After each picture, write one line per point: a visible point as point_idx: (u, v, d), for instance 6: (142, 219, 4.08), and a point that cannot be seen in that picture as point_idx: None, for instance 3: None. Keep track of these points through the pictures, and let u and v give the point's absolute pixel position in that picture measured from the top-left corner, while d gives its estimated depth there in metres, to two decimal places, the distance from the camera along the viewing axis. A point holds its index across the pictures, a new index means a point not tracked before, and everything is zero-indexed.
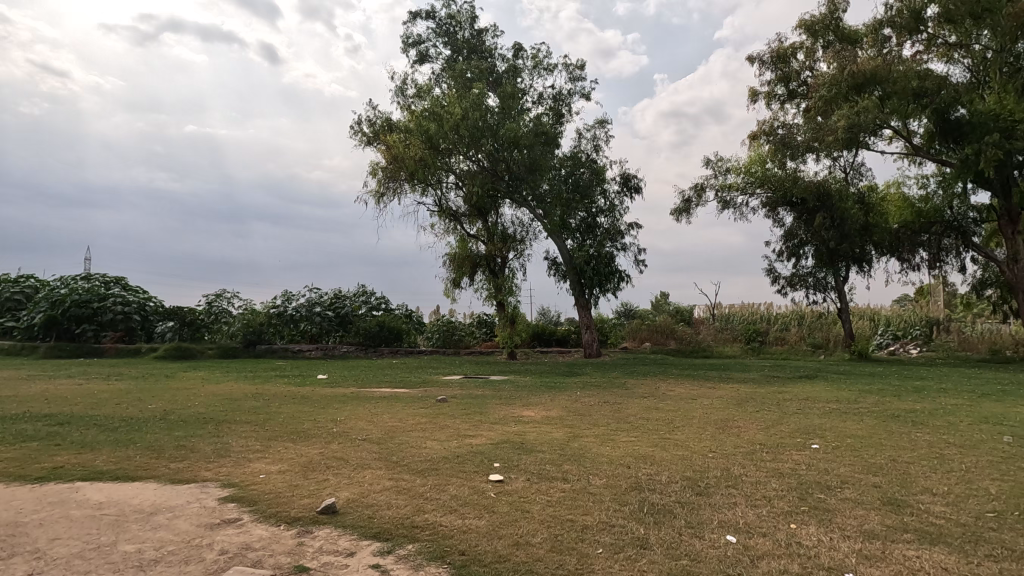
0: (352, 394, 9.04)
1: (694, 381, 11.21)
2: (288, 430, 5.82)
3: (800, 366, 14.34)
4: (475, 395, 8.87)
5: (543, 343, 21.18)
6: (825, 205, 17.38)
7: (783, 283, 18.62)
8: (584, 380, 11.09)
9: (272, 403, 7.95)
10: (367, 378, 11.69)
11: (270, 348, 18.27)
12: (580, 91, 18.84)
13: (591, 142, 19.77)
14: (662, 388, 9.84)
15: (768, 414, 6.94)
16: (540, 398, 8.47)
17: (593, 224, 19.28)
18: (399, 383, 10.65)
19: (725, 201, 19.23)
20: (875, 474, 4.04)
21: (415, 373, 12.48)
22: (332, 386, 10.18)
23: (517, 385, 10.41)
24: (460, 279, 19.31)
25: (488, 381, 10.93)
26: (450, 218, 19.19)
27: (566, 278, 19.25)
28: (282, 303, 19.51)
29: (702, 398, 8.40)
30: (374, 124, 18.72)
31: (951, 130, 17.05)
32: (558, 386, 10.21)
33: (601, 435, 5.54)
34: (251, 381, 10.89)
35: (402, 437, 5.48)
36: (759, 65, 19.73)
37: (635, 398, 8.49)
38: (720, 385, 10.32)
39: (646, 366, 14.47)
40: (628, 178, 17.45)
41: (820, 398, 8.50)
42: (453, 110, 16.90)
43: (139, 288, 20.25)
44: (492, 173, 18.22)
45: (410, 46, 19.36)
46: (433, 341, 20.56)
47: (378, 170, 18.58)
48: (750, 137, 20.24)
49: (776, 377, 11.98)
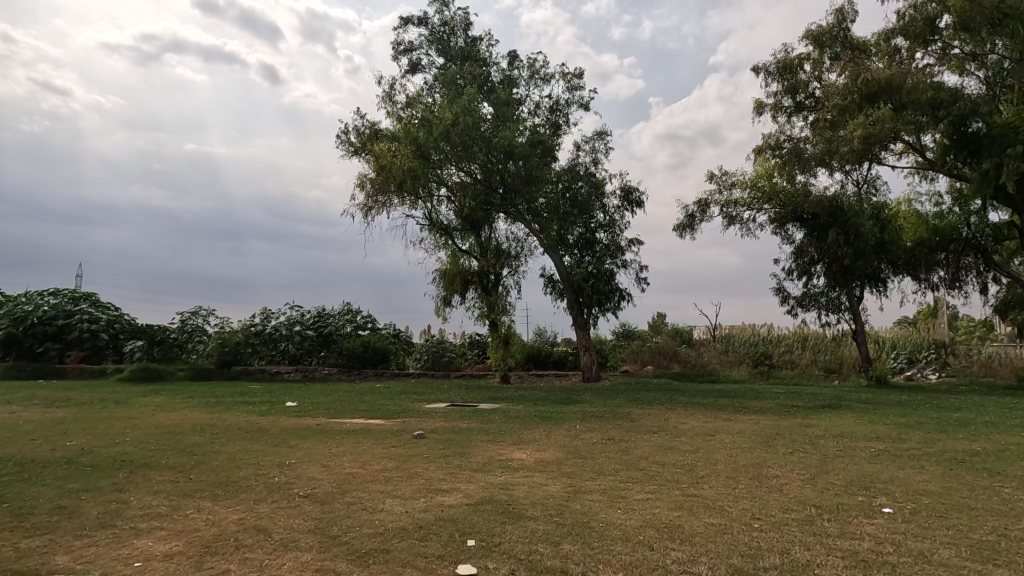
0: (318, 427, 7.87)
1: (706, 411, 10.07)
2: (217, 480, 4.65)
3: (817, 394, 13.22)
4: (459, 429, 7.72)
5: (539, 365, 19.99)
6: (838, 220, 16.45)
7: (793, 303, 17.61)
8: (583, 410, 9.95)
9: (219, 438, 6.76)
10: (342, 405, 10.51)
11: (246, 370, 17.04)
12: (579, 101, 17.99)
13: (591, 154, 18.88)
14: (673, 421, 8.71)
15: (806, 457, 5.81)
16: (533, 433, 7.32)
17: (592, 240, 18.17)
18: (376, 413, 9.48)
19: (732, 216, 18.27)
20: (997, 565, 2.92)
21: (396, 400, 11.28)
22: (299, 416, 8.99)
23: (508, 415, 9.25)
24: (451, 296, 18.17)
25: (476, 411, 9.79)
26: (441, 232, 18.14)
27: (563, 296, 18.19)
28: (261, 322, 18.33)
29: (721, 435, 7.28)
30: (362, 133, 17.79)
31: (965, 146, 16.09)
32: (554, 417, 9.08)
33: (610, 491, 4.39)
34: (210, 408, 9.69)
35: (354, 493, 4.32)
36: (764, 76, 18.99)
37: (644, 434, 7.35)
38: (736, 417, 9.21)
39: (651, 393, 13.31)
40: (629, 191, 16.47)
41: (857, 435, 7.37)
42: (444, 115, 16.04)
43: (109, 304, 19.06)
44: (486, 185, 17.30)
45: (402, 53, 18.59)
46: (422, 363, 19.34)
47: (366, 182, 17.62)
48: (755, 151, 19.41)
49: (794, 407, 10.86)
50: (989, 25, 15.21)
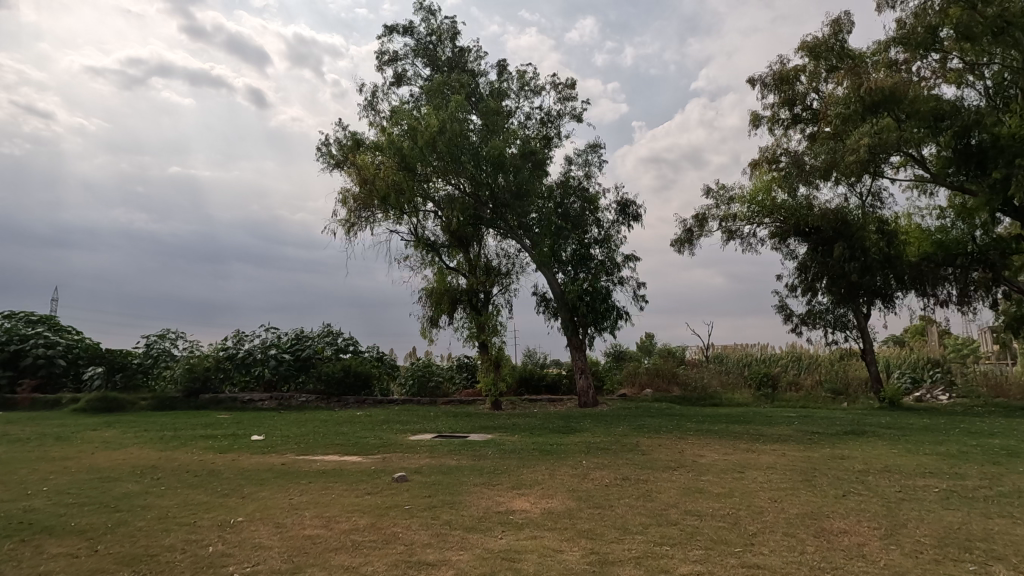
0: (283, 467, 6.77)
1: (723, 441, 9.08)
2: (131, 554, 3.56)
3: (832, 418, 12.32)
4: (448, 468, 6.65)
5: (532, 389, 18.92)
6: (843, 234, 15.83)
7: (797, 321, 16.88)
8: (586, 441, 8.92)
9: (158, 487, 5.62)
10: (315, 438, 9.36)
11: (216, 398, 15.76)
12: (571, 112, 17.31)
13: (584, 168, 18.15)
14: (689, 453, 7.74)
15: (865, 503, 4.86)
16: (535, 473, 6.28)
17: (587, 256, 17.28)
18: (353, 447, 8.37)
19: (731, 231, 17.60)
20: None
21: (378, 432, 10.15)
22: (263, 454, 7.85)
23: (504, 449, 8.20)
24: (438, 316, 17.11)
25: (467, 444, 8.73)
26: (427, 249, 17.22)
27: (556, 315, 17.25)
28: (234, 345, 17.08)
29: (751, 473, 6.29)
30: (343, 145, 16.89)
31: (968, 159, 15.66)
32: (556, 450, 8.05)
33: (647, 563, 3.37)
34: (163, 446, 8.49)
35: (310, 573, 3.26)
36: (760, 88, 18.53)
37: (663, 472, 6.35)
38: (757, 448, 8.23)
39: (657, 419, 12.29)
40: (626, 204, 15.68)
41: (906, 470, 6.43)
42: (430, 123, 15.19)
43: (68, 329, 17.68)
44: (475, 199, 16.44)
45: (386, 64, 17.86)
46: (407, 388, 18.14)
47: (348, 197, 16.71)
48: (752, 165, 18.87)
49: (816, 434, 9.91)
50: (990, 34, 14.76)
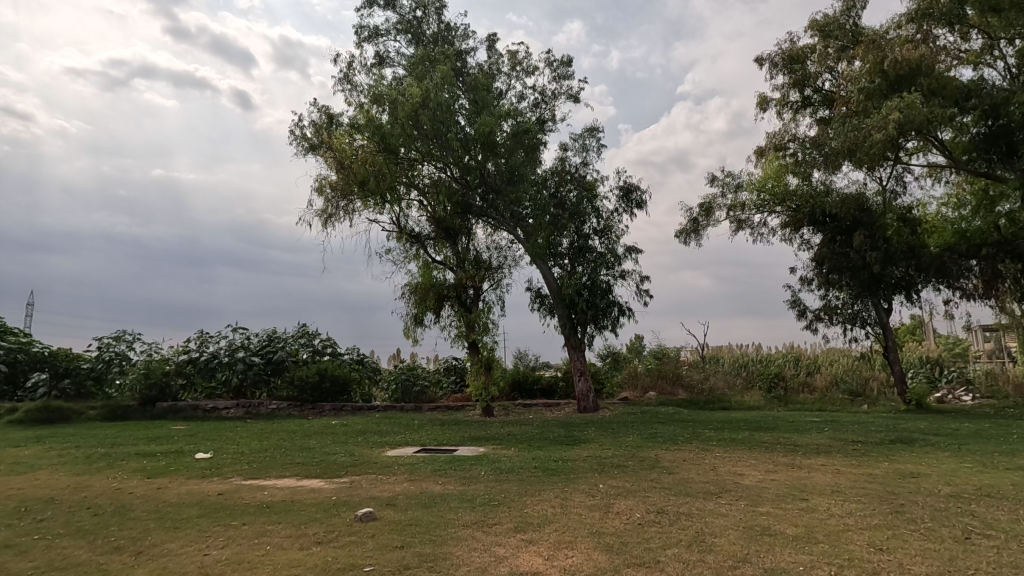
0: (218, 500, 5.27)
1: (757, 454, 7.73)
2: None
3: (863, 424, 11.03)
4: (429, 500, 5.18)
5: (525, 394, 17.53)
6: (864, 222, 14.64)
7: (812, 317, 15.72)
8: (596, 456, 7.52)
9: (28, 536, 4.07)
10: (274, 456, 7.84)
11: (175, 406, 14.13)
12: (567, 92, 15.97)
13: (581, 153, 16.82)
14: (725, 473, 6.35)
15: (1008, 555, 3.48)
16: (542, 506, 4.83)
17: (585, 247, 15.88)
18: (316, 469, 6.86)
19: (739, 221, 16.37)
20: None
21: (350, 447, 8.65)
22: (202, 479, 6.33)
23: (500, 468, 6.76)
24: (423, 314, 15.65)
25: (455, 461, 7.28)
26: (412, 241, 15.83)
27: (552, 312, 15.88)
28: (197, 348, 15.41)
29: (819, 501, 4.91)
30: (318, 127, 15.37)
31: (995, 141, 14.67)
32: (564, 469, 6.63)
33: None
34: (82, 468, 6.92)
35: None
36: (768, 68, 17.33)
37: (706, 502, 4.93)
38: (804, 464, 6.88)
39: (670, 427, 10.94)
40: (630, 189, 14.34)
41: (1010, 494, 5.10)
42: (412, 94, 13.67)
43: (12, 331, 15.87)
44: (463, 184, 15.02)
45: (366, 39, 16.39)
46: (390, 394, 16.62)
47: (325, 185, 15.33)
48: (758, 153, 17.66)
49: (858, 443, 8.62)
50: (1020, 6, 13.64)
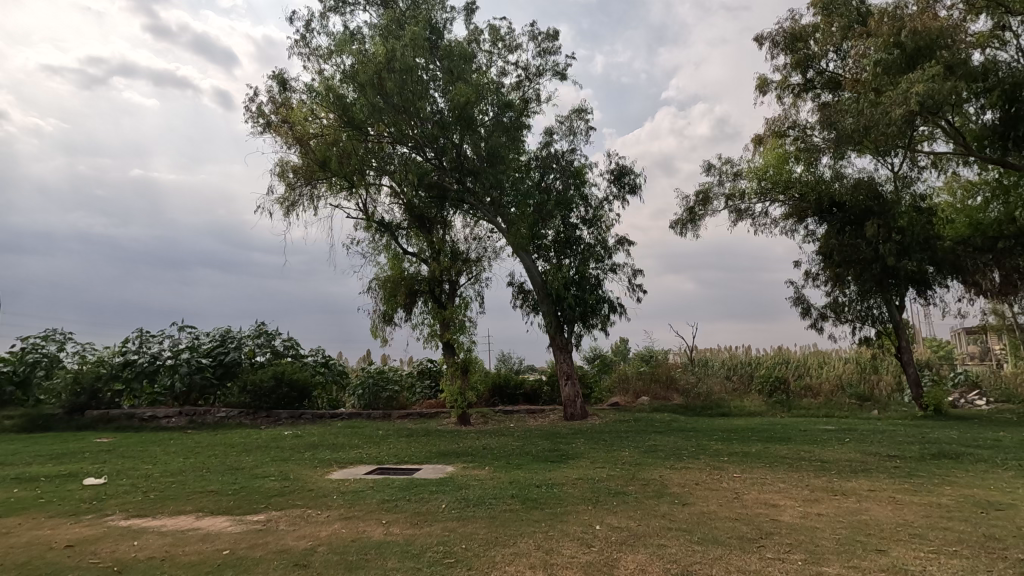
0: (60, 556, 3.72)
1: (782, 474, 6.36)
2: None
3: (887, 433, 9.80)
4: (358, 556, 3.68)
5: (506, 399, 16.10)
6: (876, 211, 13.47)
7: (817, 315, 14.54)
8: (590, 479, 6.09)
9: None
10: (189, 480, 6.29)
11: (107, 415, 12.60)
12: (553, 68, 14.59)
13: (568, 136, 15.45)
14: (755, 506, 4.93)
15: None
16: (518, 568, 3.37)
17: (573, 238, 14.48)
18: (228, 499, 5.31)
19: (739, 210, 15.15)
20: None
21: (288, 466, 7.08)
22: (69, 519, 4.76)
23: (468, 498, 5.30)
24: (393, 311, 14.14)
25: (412, 488, 5.77)
26: (381, 230, 14.31)
27: (536, 309, 14.48)
28: (136, 349, 13.72)
29: (904, 557, 3.49)
30: (276, 102, 13.80)
31: (1014, 125, 13.43)
32: (547, 499, 5.17)
33: None
34: None
35: None
36: (769, 48, 16.06)
37: (749, 559, 3.50)
38: (848, 491, 5.49)
39: (671, 438, 9.55)
40: (622, 171, 12.99)
41: None
42: (378, 62, 12.15)
43: None
44: (438, 166, 13.56)
45: (331, 8, 14.82)
46: (358, 399, 15.05)
47: (286, 168, 13.82)
48: (756, 140, 16.40)
49: (897, 459, 7.26)
50: None
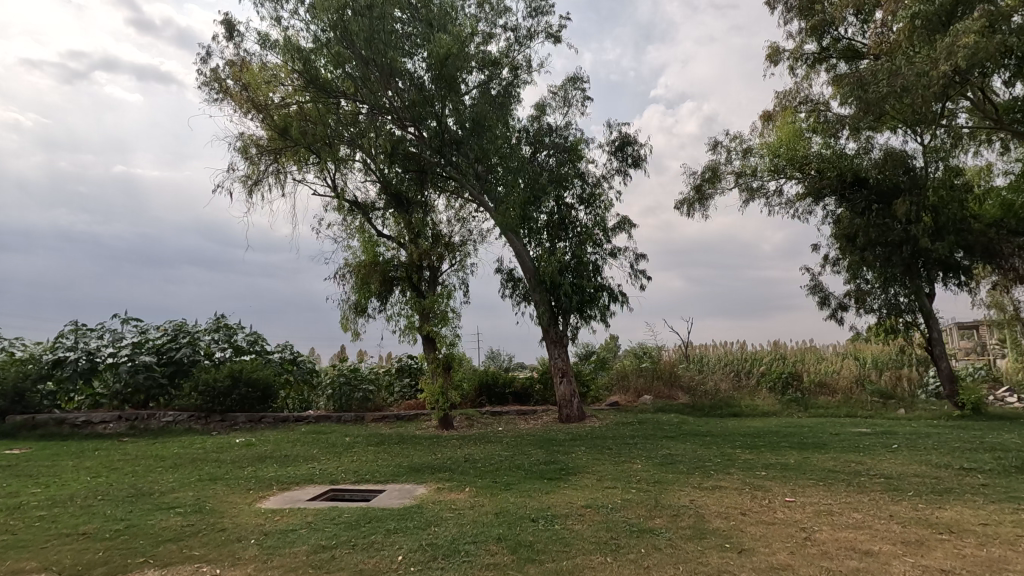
0: None
1: (848, 498, 4.90)
2: None
3: (936, 437, 8.46)
4: None
5: (495, 399, 14.60)
6: (904, 189, 12.16)
7: (837, 304, 13.22)
8: (603, 509, 4.59)
9: None
10: (66, 513, 4.70)
11: (33, 421, 10.97)
12: (545, 29, 13.07)
13: (563, 108, 13.94)
14: (843, 556, 3.45)
15: None
16: None
17: (568, 219, 13.00)
18: (97, 549, 3.76)
19: (750, 190, 13.75)
20: None
21: (211, 490, 5.51)
22: None
23: (437, 542, 3.77)
24: (366, 301, 12.59)
25: (364, 526, 4.24)
26: (353, 210, 12.77)
27: (528, 298, 13.00)
28: (72, 344, 12.06)
29: None
30: (233, 65, 12.16)
31: None
32: (548, 546, 3.63)
33: None
34: None
35: None
36: (782, 13, 14.65)
37: None
38: (954, 526, 4.03)
39: (687, 445, 8.08)
40: (625, 142, 11.53)
41: None
42: (344, 12, 10.56)
43: None
44: (417, 137, 12.04)
45: None
46: (328, 400, 13.47)
47: (244, 140, 12.20)
48: (766, 116, 15.01)
49: (977, 472, 5.82)
50: None
